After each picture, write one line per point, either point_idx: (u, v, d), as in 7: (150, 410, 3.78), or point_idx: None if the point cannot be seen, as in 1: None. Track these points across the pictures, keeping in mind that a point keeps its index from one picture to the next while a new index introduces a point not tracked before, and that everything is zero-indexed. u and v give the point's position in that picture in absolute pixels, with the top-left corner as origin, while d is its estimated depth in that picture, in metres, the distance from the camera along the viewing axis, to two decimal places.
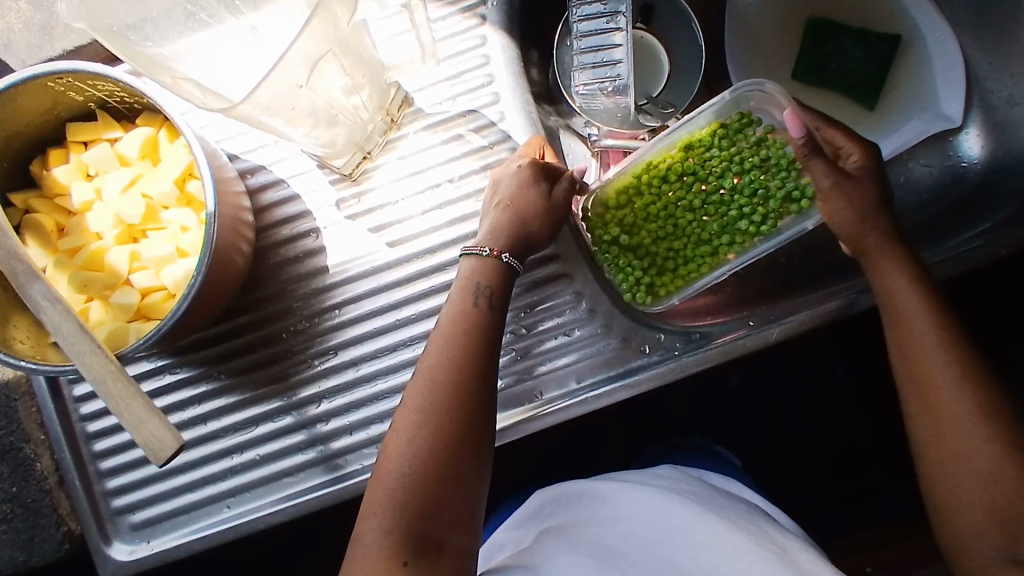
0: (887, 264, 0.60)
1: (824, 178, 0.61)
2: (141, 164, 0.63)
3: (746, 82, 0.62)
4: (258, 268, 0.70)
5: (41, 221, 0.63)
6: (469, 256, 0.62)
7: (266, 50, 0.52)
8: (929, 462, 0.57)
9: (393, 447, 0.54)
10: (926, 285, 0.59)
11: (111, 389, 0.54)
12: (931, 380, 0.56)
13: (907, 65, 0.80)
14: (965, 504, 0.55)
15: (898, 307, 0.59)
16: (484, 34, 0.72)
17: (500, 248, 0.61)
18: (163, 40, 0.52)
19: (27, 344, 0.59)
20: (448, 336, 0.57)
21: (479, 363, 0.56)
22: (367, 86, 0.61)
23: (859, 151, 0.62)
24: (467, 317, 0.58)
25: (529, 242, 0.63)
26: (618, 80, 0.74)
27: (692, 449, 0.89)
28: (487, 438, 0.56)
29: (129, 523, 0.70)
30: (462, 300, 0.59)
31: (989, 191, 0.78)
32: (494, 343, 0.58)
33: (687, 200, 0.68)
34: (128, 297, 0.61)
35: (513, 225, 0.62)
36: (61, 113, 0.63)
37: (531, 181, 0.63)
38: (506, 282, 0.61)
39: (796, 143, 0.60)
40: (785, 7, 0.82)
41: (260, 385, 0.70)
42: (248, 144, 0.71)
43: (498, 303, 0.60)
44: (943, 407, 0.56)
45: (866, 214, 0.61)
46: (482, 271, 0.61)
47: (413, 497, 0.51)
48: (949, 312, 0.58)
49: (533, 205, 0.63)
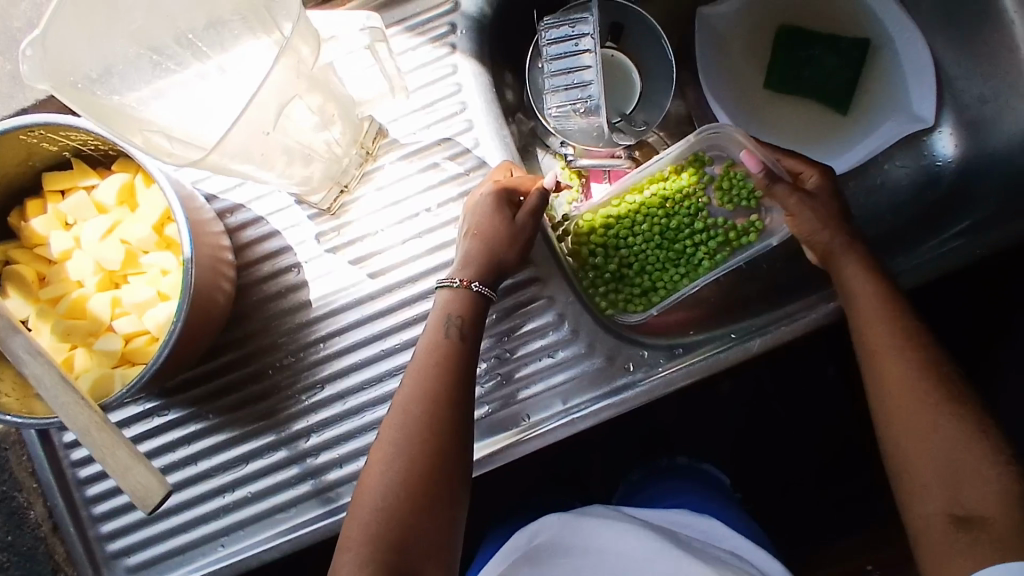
0: (848, 267, 0.62)
1: (788, 199, 0.65)
2: (119, 211, 0.64)
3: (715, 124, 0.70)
4: (241, 305, 0.70)
5: (21, 272, 0.63)
6: (444, 289, 0.62)
7: (235, 94, 0.53)
8: (887, 426, 0.57)
9: (368, 481, 0.55)
10: (886, 285, 0.60)
11: (95, 439, 0.53)
12: (885, 358, 0.58)
13: (878, 69, 0.82)
14: (918, 465, 0.54)
15: (858, 310, 0.60)
16: (456, 62, 0.72)
17: (470, 277, 0.62)
18: (130, 89, 0.53)
19: (13, 399, 0.59)
20: (421, 367, 0.58)
21: (453, 391, 0.57)
22: (339, 121, 0.61)
23: (817, 171, 0.66)
24: (439, 346, 0.59)
25: (501, 267, 0.64)
26: (590, 100, 0.74)
27: (678, 469, 0.89)
28: (462, 466, 0.56)
29: (125, 565, 0.70)
30: (433, 333, 0.60)
31: (963, 190, 0.79)
32: (469, 372, 0.59)
33: (658, 229, 0.73)
34: (111, 343, 0.62)
35: (486, 253, 0.63)
36: (36, 163, 0.63)
37: (498, 205, 0.63)
38: (480, 311, 0.62)
39: (756, 177, 0.69)
40: (754, 17, 0.84)
41: (249, 422, 0.70)
42: (226, 183, 0.71)
43: (470, 332, 0.60)
44: (893, 373, 0.57)
45: (828, 221, 0.64)
46: (456, 302, 0.61)
47: (386, 529, 0.52)
48: (914, 319, 0.59)
49: (502, 229, 0.63)
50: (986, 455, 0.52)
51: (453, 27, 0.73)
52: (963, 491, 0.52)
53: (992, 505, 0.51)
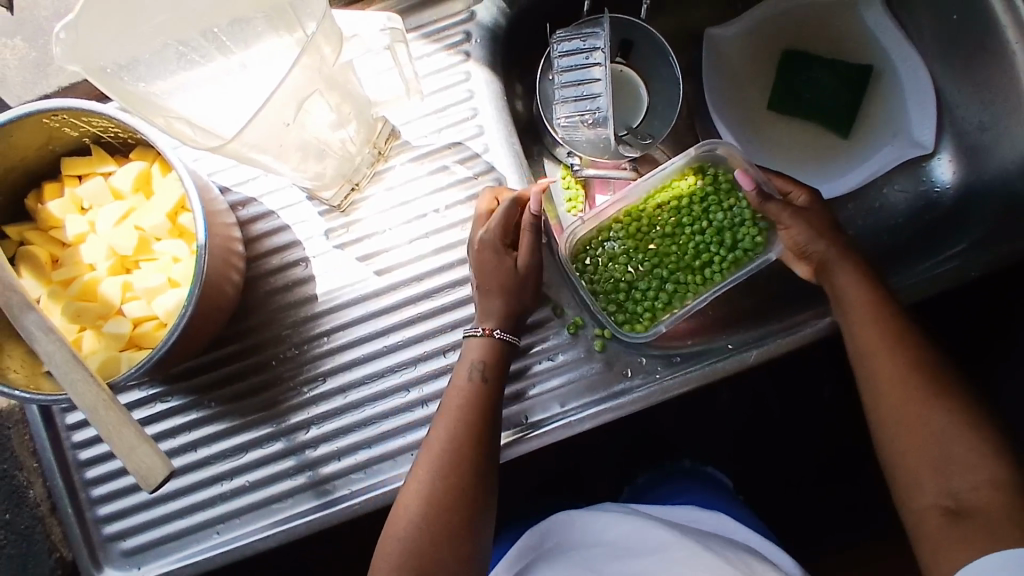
0: (843, 275, 0.63)
1: (783, 213, 0.67)
2: (135, 198, 0.65)
3: (706, 141, 0.72)
4: (248, 297, 0.72)
5: (35, 253, 0.64)
6: (469, 336, 0.65)
7: (255, 88, 0.55)
8: (880, 422, 0.58)
9: (396, 520, 0.59)
10: (880, 293, 0.62)
11: (103, 418, 0.54)
12: (882, 367, 0.59)
13: (879, 94, 0.85)
14: (913, 460, 0.56)
15: (852, 318, 0.62)
16: (469, 70, 0.74)
17: (491, 326, 0.64)
18: (155, 79, 0.54)
19: (21, 373, 0.61)
20: (447, 412, 0.62)
21: (478, 435, 0.61)
22: (354, 120, 0.63)
23: (805, 191, 0.69)
24: (463, 390, 0.62)
25: (521, 311, 0.66)
26: (598, 112, 0.75)
27: (683, 469, 0.91)
28: (484, 506, 0.60)
29: (120, 549, 0.70)
30: (458, 376, 0.63)
31: (961, 213, 0.80)
32: (491, 416, 0.62)
33: (664, 241, 0.75)
34: (120, 327, 0.63)
35: (503, 303, 0.65)
36: (56, 148, 0.65)
37: (499, 256, 0.65)
38: (502, 353, 0.64)
39: (750, 194, 0.69)
40: (760, 40, 0.86)
41: (249, 412, 0.71)
42: (240, 176, 0.73)
43: (493, 376, 0.63)
44: (882, 371, 0.59)
45: (823, 231, 0.65)
46: (477, 347, 0.64)
47: (412, 567, 0.57)
48: (911, 329, 0.60)
49: (511, 279, 0.65)
50: (977, 446, 0.54)
51: (467, 35, 0.75)
52: (955, 481, 0.54)
53: (984, 492, 0.52)
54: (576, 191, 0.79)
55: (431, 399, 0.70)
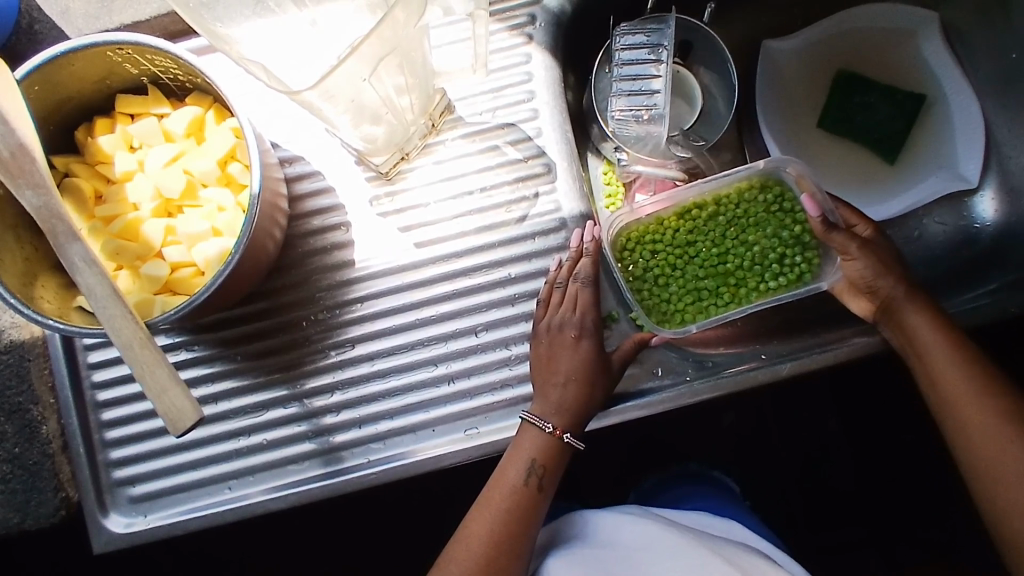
0: (913, 314, 0.63)
1: (850, 245, 0.64)
2: (186, 142, 0.65)
3: (776, 159, 0.72)
4: (287, 255, 0.71)
5: (80, 185, 0.63)
6: (528, 424, 0.65)
7: (327, 44, 0.54)
8: (970, 462, 0.59)
9: None
10: (954, 334, 0.61)
11: (138, 356, 0.53)
12: (969, 413, 0.59)
13: (930, 124, 0.84)
14: (1008, 507, 0.57)
15: (929, 358, 0.61)
16: (530, 53, 0.74)
17: (563, 427, 0.64)
18: (231, 21, 0.54)
19: (53, 305, 0.61)
20: (500, 509, 0.62)
21: (517, 543, 0.61)
22: (416, 89, 0.63)
23: (870, 226, 0.68)
24: (516, 493, 0.63)
25: (589, 415, 0.65)
26: (654, 108, 0.74)
27: (687, 474, 0.92)
28: None
29: (128, 495, 0.69)
30: (513, 475, 0.63)
31: (997, 253, 0.79)
32: (534, 523, 0.63)
33: (712, 247, 0.73)
34: (158, 269, 0.62)
35: (580, 405, 0.65)
36: (112, 84, 0.64)
37: (600, 359, 0.66)
38: (561, 458, 0.65)
39: (813, 221, 0.66)
40: (819, 56, 0.86)
41: (273, 370, 0.70)
42: (291, 134, 0.73)
43: (547, 482, 0.64)
44: (969, 413, 0.59)
45: (890, 265, 0.64)
46: (537, 446, 0.64)
47: None
48: (992, 374, 0.60)
49: (599, 381, 0.65)
50: None
51: (531, 18, 0.74)
52: None
53: None
54: (616, 188, 0.80)
55: (458, 377, 0.69)
